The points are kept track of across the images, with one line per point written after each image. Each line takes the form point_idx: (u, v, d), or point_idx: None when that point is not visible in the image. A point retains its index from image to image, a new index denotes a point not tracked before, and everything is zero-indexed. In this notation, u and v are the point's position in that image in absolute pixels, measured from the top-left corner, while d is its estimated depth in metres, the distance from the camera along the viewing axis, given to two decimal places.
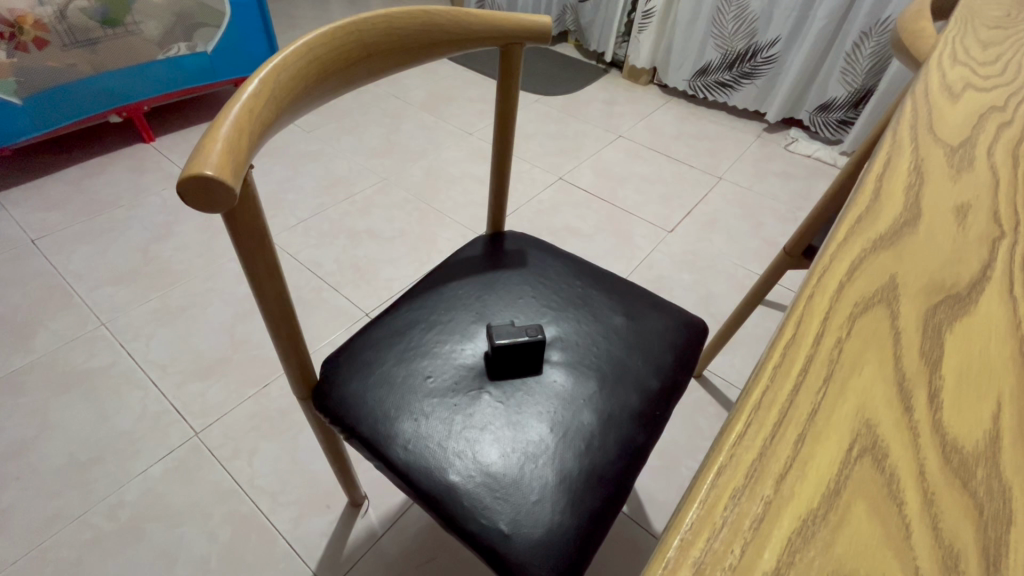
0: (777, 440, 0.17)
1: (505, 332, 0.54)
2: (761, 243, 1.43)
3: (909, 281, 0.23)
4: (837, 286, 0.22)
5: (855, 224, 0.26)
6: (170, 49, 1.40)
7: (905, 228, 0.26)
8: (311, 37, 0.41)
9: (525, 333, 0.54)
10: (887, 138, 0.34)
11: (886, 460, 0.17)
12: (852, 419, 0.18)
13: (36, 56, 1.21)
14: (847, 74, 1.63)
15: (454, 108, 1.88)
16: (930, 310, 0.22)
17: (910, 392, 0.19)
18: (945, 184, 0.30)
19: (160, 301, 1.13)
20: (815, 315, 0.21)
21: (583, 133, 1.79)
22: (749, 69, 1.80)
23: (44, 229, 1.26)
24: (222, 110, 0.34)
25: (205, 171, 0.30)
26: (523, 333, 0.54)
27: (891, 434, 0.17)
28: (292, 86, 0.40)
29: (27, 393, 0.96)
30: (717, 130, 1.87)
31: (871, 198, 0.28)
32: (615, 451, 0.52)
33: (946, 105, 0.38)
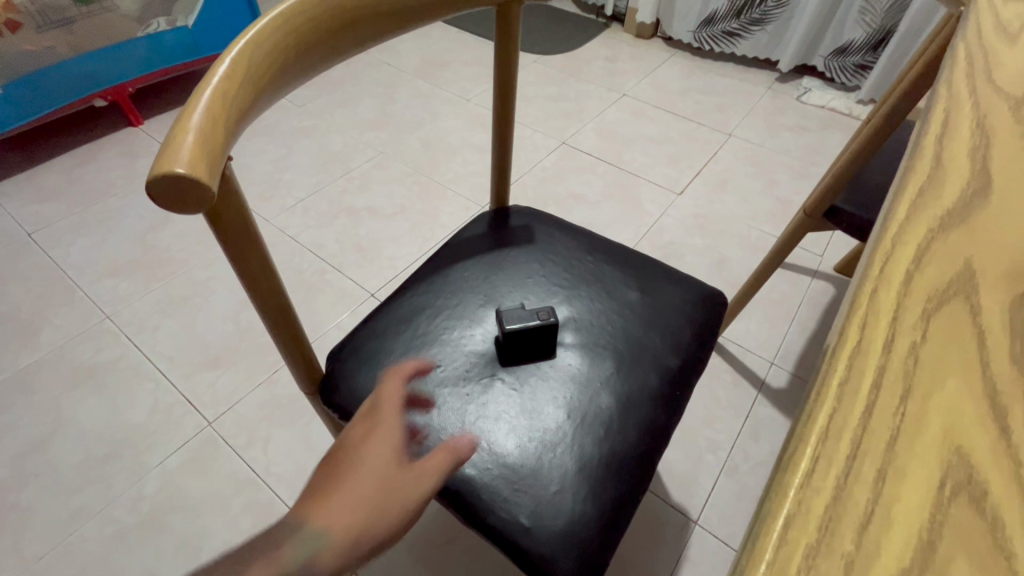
0: (852, 480, 0.14)
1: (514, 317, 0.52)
2: (775, 202, 1.38)
3: (987, 265, 0.20)
4: (904, 276, 0.19)
5: (916, 199, 0.23)
6: (150, 25, 1.34)
7: (975, 201, 0.23)
8: (286, 5, 0.37)
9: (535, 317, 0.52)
10: (941, 92, 0.30)
11: (988, 498, 0.14)
12: (939, 446, 0.15)
13: (10, 39, 1.16)
14: (865, 14, 1.53)
15: (449, 73, 1.80)
16: (1017, 302, 0.19)
17: (1005, 408, 0.16)
18: (1014, 143, 0.26)
19: (162, 291, 1.12)
20: (882, 314, 0.18)
21: (585, 94, 1.71)
22: (759, 15, 1.70)
23: (38, 222, 1.23)
24: (191, 95, 0.31)
25: (177, 167, 0.27)
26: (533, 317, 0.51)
27: (990, 463, 0.15)
28: (268, 64, 0.36)
29: (38, 390, 0.96)
30: (726, 83, 1.79)
31: (932, 166, 0.24)
32: (636, 434, 0.50)
33: (1003, 49, 0.34)
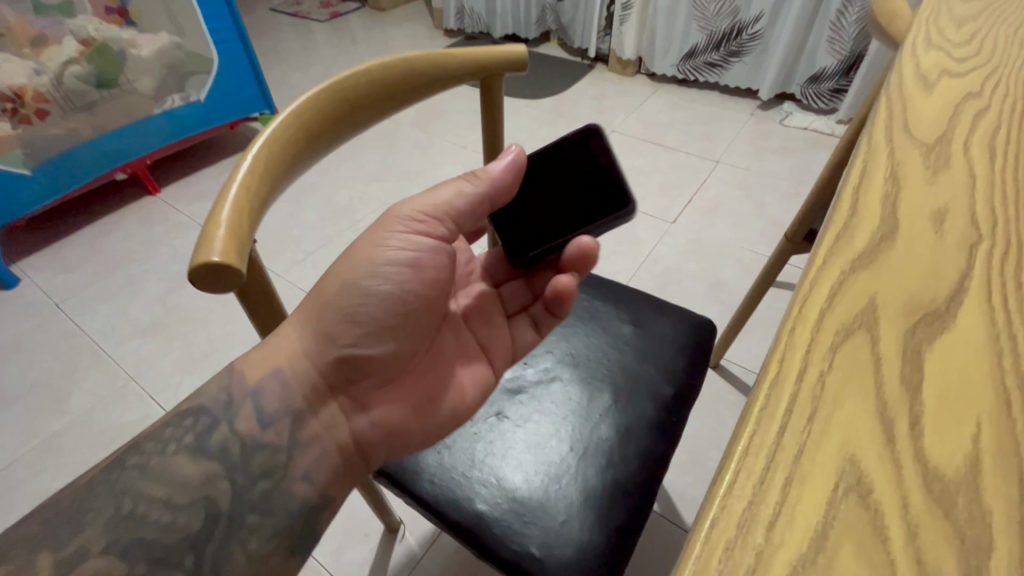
0: (765, 488, 0.18)
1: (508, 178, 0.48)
2: (765, 223, 1.42)
3: (888, 302, 0.24)
4: (818, 314, 0.23)
5: (833, 245, 0.27)
6: (166, 102, 1.43)
7: (883, 244, 0.27)
8: (295, 105, 0.43)
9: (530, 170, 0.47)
10: (863, 142, 0.34)
11: (872, 496, 0.18)
12: (837, 457, 0.19)
13: (40, 126, 1.25)
14: (834, 43, 1.62)
15: (445, 123, 1.90)
16: (910, 331, 0.23)
17: (893, 422, 0.20)
18: (921, 188, 0.30)
19: (183, 349, 1.17)
20: (797, 350, 0.22)
21: (576, 132, 1.79)
22: (736, 47, 1.80)
23: (66, 291, 1.30)
24: (219, 194, 0.36)
25: (212, 258, 0.32)
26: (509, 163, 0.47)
27: (877, 469, 0.18)
28: (283, 155, 0.41)
29: (70, 453, 1.00)
30: (710, 112, 1.86)
31: (848, 214, 0.28)
32: (636, 462, 0.53)
33: (921, 99, 0.38)
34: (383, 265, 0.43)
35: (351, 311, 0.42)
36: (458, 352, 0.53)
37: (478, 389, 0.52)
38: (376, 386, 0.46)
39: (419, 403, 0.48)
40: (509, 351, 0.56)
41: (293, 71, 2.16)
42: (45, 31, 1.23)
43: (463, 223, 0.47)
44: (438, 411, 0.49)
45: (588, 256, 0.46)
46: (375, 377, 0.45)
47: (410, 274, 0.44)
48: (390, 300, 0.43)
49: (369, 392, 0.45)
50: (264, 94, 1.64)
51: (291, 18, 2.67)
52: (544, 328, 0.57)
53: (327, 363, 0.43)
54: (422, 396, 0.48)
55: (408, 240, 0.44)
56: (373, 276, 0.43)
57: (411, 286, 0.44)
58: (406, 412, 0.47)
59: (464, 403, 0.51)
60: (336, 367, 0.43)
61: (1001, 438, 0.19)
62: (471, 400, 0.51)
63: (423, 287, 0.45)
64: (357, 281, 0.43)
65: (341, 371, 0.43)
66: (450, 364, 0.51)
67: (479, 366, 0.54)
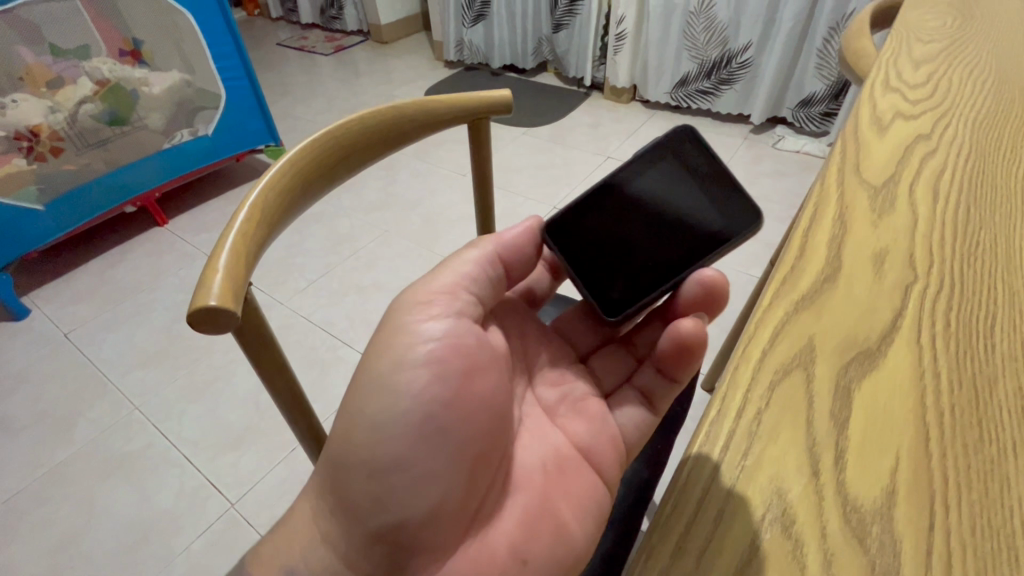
0: (698, 518, 0.20)
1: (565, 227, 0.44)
2: (759, 245, 1.44)
3: (825, 340, 0.26)
4: (760, 353, 0.25)
5: (780, 285, 0.29)
6: (174, 137, 1.49)
7: (825, 285, 0.29)
8: (291, 154, 0.46)
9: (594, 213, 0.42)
10: (816, 182, 0.36)
11: (794, 526, 0.20)
12: (766, 489, 0.21)
13: (54, 162, 1.29)
14: (822, 69, 1.66)
15: (445, 151, 1.95)
16: (841, 370, 0.25)
17: (819, 456, 0.22)
18: (866, 230, 0.32)
19: (186, 377, 1.19)
20: (738, 387, 0.24)
21: (572, 159, 1.83)
22: (726, 75, 1.85)
23: (75, 321, 1.33)
24: (218, 241, 0.39)
25: (210, 301, 0.34)
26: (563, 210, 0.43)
27: (801, 501, 0.20)
28: (280, 201, 0.44)
29: (74, 483, 1.01)
30: (704, 137, 1.91)
31: (797, 254, 0.30)
32: (622, 490, 0.54)
33: (875, 140, 0.40)
34: (401, 380, 0.39)
35: (374, 464, 0.38)
36: (536, 462, 0.42)
37: (570, 504, 0.39)
38: (436, 557, 0.38)
39: (498, 559, 0.37)
40: (617, 438, 0.45)
41: (297, 103, 2.24)
42: (63, 73, 1.27)
43: (481, 298, 0.45)
44: (525, 563, 0.36)
45: (716, 299, 0.41)
46: (431, 547, 0.38)
47: (430, 387, 0.39)
48: (411, 431, 0.38)
49: (432, 565, 0.38)
50: (270, 127, 1.70)
51: (297, 52, 2.77)
52: (659, 399, 0.46)
53: (362, 542, 0.38)
54: (498, 550, 0.37)
55: (432, 330, 0.40)
56: (392, 400, 0.38)
57: (429, 400, 0.38)
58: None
59: (560, 530, 0.38)
60: (379, 539, 0.38)
61: (917, 471, 0.21)
62: (568, 525, 0.38)
63: (446, 403, 0.39)
64: (380, 417, 0.38)
65: (385, 544, 0.38)
66: (527, 487, 0.40)
67: (574, 476, 0.41)
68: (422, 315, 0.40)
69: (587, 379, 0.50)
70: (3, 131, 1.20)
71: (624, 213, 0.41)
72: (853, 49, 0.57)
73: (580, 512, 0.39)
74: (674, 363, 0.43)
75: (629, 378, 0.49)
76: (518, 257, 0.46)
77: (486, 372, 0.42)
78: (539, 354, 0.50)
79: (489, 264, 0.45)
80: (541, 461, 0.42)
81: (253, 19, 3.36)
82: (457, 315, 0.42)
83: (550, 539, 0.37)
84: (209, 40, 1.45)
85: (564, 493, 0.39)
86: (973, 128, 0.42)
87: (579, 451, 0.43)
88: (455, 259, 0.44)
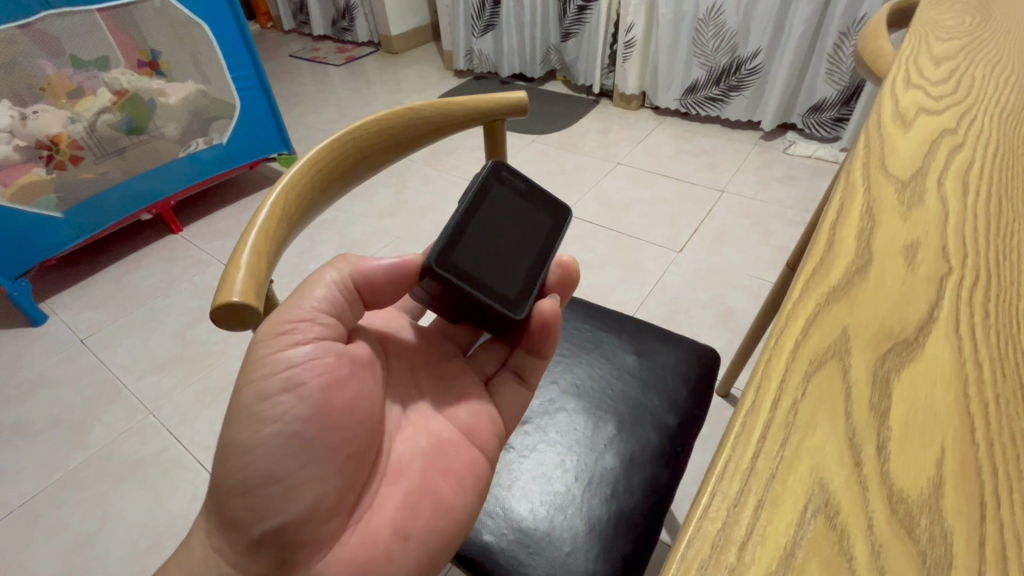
0: (738, 509, 0.19)
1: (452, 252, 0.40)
2: (772, 250, 1.43)
3: (860, 331, 0.25)
4: (793, 344, 0.25)
5: (810, 277, 0.28)
6: (190, 145, 1.51)
7: (857, 276, 0.28)
8: (311, 153, 0.46)
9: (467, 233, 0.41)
10: (841, 174, 0.35)
11: (838, 517, 0.19)
12: (807, 481, 0.20)
13: (73, 171, 1.31)
14: (833, 74, 1.65)
15: (455, 159, 1.96)
16: (879, 361, 0.24)
17: (860, 447, 0.21)
18: (897, 221, 0.31)
19: (200, 382, 1.19)
20: (772, 379, 0.23)
21: (582, 165, 1.83)
22: (736, 82, 1.84)
23: (91, 327, 1.35)
24: (239, 238, 0.39)
25: (233, 297, 0.34)
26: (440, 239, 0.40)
27: (844, 492, 0.20)
28: (298, 200, 0.44)
29: (88, 487, 1.02)
30: (714, 143, 1.90)
31: (826, 245, 0.29)
32: (640, 493, 0.53)
33: (898, 135, 0.38)
34: (267, 404, 0.35)
35: (244, 479, 0.34)
36: (415, 450, 0.42)
37: (451, 480, 0.41)
38: (321, 548, 0.36)
39: (383, 540, 0.37)
40: (494, 414, 0.48)
41: (310, 113, 2.27)
42: (82, 84, 1.29)
43: (342, 314, 0.40)
44: (409, 538, 0.38)
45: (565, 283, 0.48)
46: (313, 541, 0.36)
47: (300, 406, 0.35)
48: (281, 446, 0.34)
49: (318, 560, 0.36)
50: (282, 136, 1.72)
51: (310, 64, 2.81)
52: (530, 374, 0.50)
53: (245, 550, 0.35)
54: (382, 530, 0.38)
55: (298, 353, 0.36)
56: (259, 422, 0.34)
57: (299, 417, 0.35)
58: (368, 559, 0.37)
59: (441, 504, 0.40)
60: (259, 549, 0.35)
61: (962, 462, 0.21)
62: (446, 499, 0.41)
63: (319, 418, 0.36)
64: (246, 439, 0.35)
65: (266, 553, 0.35)
66: (406, 473, 0.41)
67: (452, 455, 0.43)
68: (282, 341, 0.36)
69: (466, 372, 0.51)
70: (25, 141, 1.22)
71: (484, 226, 0.43)
72: (870, 48, 0.56)
73: (458, 483, 0.42)
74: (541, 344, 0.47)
75: (505, 363, 0.52)
76: (370, 284, 0.41)
77: (358, 380, 0.39)
78: (411, 355, 0.49)
79: (346, 297, 0.40)
80: (420, 448, 0.43)
81: (268, 32, 3.42)
82: (328, 336, 0.38)
83: (431, 515, 0.39)
84: (224, 51, 1.48)
85: (444, 472, 0.42)
86: (999, 124, 0.41)
87: (454, 434, 0.44)
88: (314, 293, 0.38)
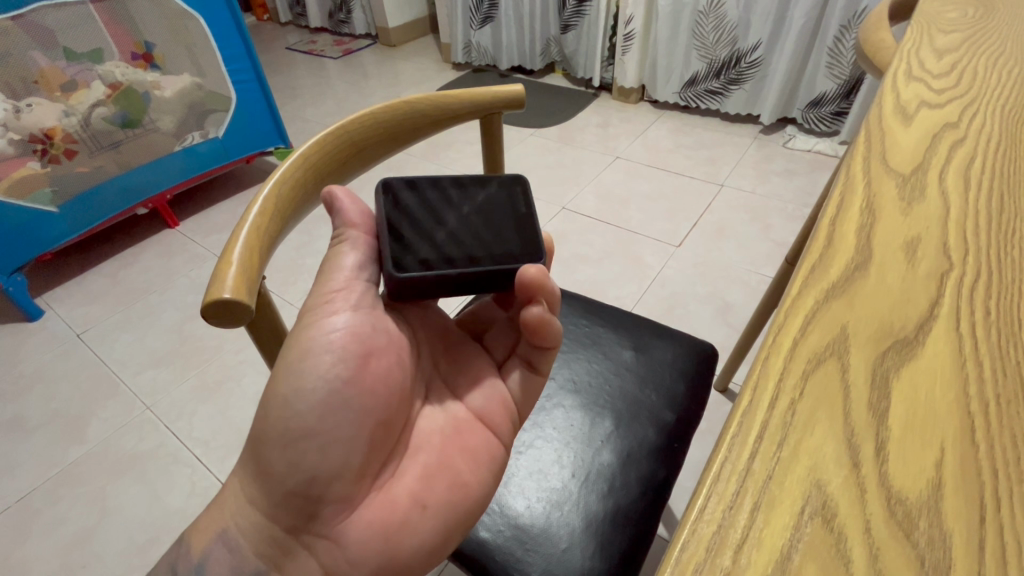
0: (734, 511, 0.19)
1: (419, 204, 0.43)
2: (771, 245, 1.43)
3: (859, 329, 0.25)
4: (791, 343, 0.24)
5: (809, 274, 0.27)
6: (186, 139, 1.50)
7: (857, 273, 0.27)
8: (305, 147, 0.45)
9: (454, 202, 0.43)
10: (842, 170, 0.35)
11: (835, 520, 0.19)
12: (804, 480, 0.20)
13: (67, 165, 1.30)
14: (833, 68, 1.64)
15: (453, 153, 1.94)
16: (878, 360, 0.24)
17: (859, 447, 0.21)
18: (898, 218, 0.31)
19: (197, 377, 1.19)
20: (770, 378, 0.23)
21: (581, 159, 1.82)
22: (736, 75, 1.83)
23: (87, 322, 1.34)
24: (232, 232, 0.38)
25: (224, 294, 0.33)
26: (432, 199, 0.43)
27: (842, 493, 0.20)
28: (291, 195, 0.44)
29: (85, 483, 1.01)
30: (714, 137, 1.89)
31: (825, 241, 0.29)
32: (638, 489, 0.53)
33: (898, 128, 0.38)
34: (310, 361, 0.36)
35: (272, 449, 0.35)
36: (434, 427, 0.42)
37: (469, 458, 0.41)
38: (345, 509, 0.36)
39: (400, 507, 0.37)
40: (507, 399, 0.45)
41: (307, 107, 2.25)
42: (76, 76, 1.27)
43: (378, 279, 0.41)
44: (426, 508, 0.37)
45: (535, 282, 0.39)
46: (339, 500, 0.36)
47: (340, 368, 0.36)
48: (319, 405, 0.35)
49: (341, 521, 0.36)
50: (279, 129, 1.70)
51: (306, 56, 2.78)
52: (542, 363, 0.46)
53: (276, 503, 0.36)
54: (400, 497, 0.37)
55: (339, 321, 0.37)
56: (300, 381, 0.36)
57: (338, 378, 0.36)
58: (387, 523, 0.36)
59: (457, 478, 0.39)
60: (289, 502, 0.36)
61: (962, 462, 0.21)
62: (463, 475, 0.40)
63: (356, 382, 0.37)
64: (287, 396, 0.36)
65: (294, 506, 0.36)
66: (425, 448, 0.40)
67: (469, 434, 0.42)
68: (325, 309, 0.38)
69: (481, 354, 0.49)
70: (19, 134, 1.21)
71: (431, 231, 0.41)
72: (872, 42, 0.55)
73: (474, 461, 0.41)
74: (541, 336, 0.42)
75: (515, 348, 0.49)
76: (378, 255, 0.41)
77: (393, 354, 0.40)
78: (432, 334, 0.48)
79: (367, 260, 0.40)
80: (440, 424, 0.42)
81: (264, 24, 3.39)
82: (368, 307, 0.39)
83: (448, 486, 0.39)
84: (220, 43, 1.46)
85: (461, 449, 0.41)
86: (1001, 118, 0.40)
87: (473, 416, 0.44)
88: (344, 258, 0.39)
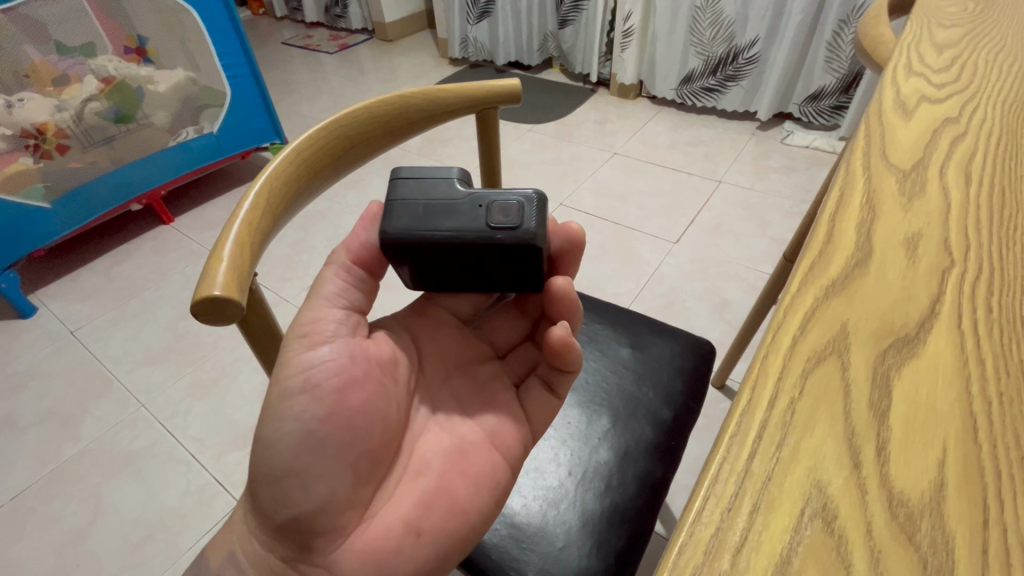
0: (733, 512, 0.19)
1: (406, 189, 0.38)
2: (769, 241, 1.42)
3: (860, 326, 0.24)
4: (791, 341, 0.24)
5: (808, 271, 0.27)
6: (180, 134, 1.48)
7: (857, 269, 0.27)
8: (299, 142, 0.45)
9: (454, 195, 0.38)
10: (841, 166, 0.34)
11: (835, 522, 0.19)
12: (804, 482, 0.19)
13: (60, 160, 1.28)
14: (832, 62, 1.64)
15: (451, 149, 1.93)
16: (879, 358, 0.23)
17: (860, 448, 0.20)
18: (898, 214, 0.30)
19: (192, 374, 1.18)
20: (770, 375, 0.22)
21: (579, 155, 1.81)
22: (733, 71, 1.82)
23: (81, 319, 1.33)
24: (222, 228, 0.37)
25: (214, 291, 0.33)
26: (428, 171, 0.39)
27: (843, 495, 0.19)
28: (284, 191, 0.43)
29: (80, 481, 1.01)
30: (712, 133, 1.88)
31: (824, 237, 0.28)
32: (635, 487, 0.53)
33: (899, 123, 0.38)
34: (285, 403, 0.35)
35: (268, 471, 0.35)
36: (437, 450, 0.40)
37: (470, 480, 0.39)
38: (338, 538, 0.35)
39: (395, 534, 0.36)
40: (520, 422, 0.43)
41: (302, 102, 2.23)
42: (67, 71, 1.26)
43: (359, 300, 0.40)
44: (420, 535, 0.36)
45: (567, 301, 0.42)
46: (331, 530, 0.35)
47: (315, 407, 0.35)
48: (298, 443, 0.35)
49: (334, 549, 0.35)
50: (274, 125, 1.69)
51: (302, 51, 2.76)
52: (560, 385, 0.45)
53: (271, 533, 0.36)
54: (394, 523, 0.36)
55: (317, 355, 0.36)
56: (281, 419, 0.35)
57: (314, 418, 0.35)
58: (380, 551, 0.35)
59: (455, 504, 0.38)
60: (281, 533, 0.35)
61: (965, 463, 0.20)
62: (461, 500, 0.38)
63: (333, 419, 0.35)
64: (271, 434, 0.35)
65: (287, 536, 0.35)
66: (425, 472, 0.39)
67: (474, 456, 0.40)
68: (303, 343, 0.36)
69: (498, 375, 0.47)
70: (10, 129, 1.20)
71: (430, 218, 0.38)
72: (871, 37, 0.55)
73: (475, 483, 0.39)
74: (563, 359, 0.41)
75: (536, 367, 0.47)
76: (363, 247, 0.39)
77: (374, 383, 0.38)
78: (445, 352, 0.46)
79: (363, 281, 0.40)
80: (443, 448, 0.40)
81: (258, 19, 3.36)
82: (348, 334, 0.38)
83: (446, 512, 0.37)
84: (214, 38, 1.45)
85: (461, 473, 0.39)
86: (1002, 112, 0.40)
87: (480, 437, 0.41)
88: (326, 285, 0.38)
